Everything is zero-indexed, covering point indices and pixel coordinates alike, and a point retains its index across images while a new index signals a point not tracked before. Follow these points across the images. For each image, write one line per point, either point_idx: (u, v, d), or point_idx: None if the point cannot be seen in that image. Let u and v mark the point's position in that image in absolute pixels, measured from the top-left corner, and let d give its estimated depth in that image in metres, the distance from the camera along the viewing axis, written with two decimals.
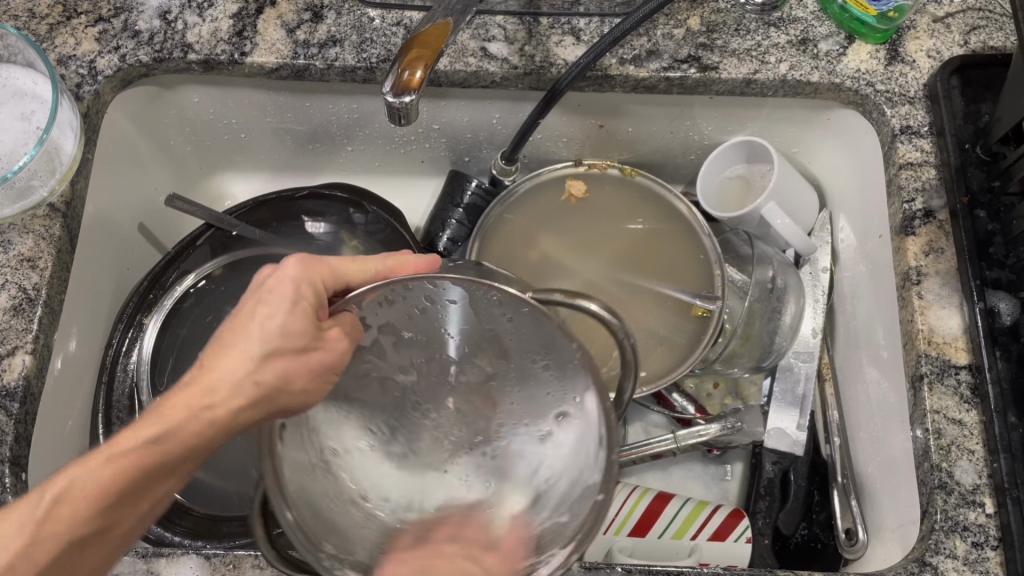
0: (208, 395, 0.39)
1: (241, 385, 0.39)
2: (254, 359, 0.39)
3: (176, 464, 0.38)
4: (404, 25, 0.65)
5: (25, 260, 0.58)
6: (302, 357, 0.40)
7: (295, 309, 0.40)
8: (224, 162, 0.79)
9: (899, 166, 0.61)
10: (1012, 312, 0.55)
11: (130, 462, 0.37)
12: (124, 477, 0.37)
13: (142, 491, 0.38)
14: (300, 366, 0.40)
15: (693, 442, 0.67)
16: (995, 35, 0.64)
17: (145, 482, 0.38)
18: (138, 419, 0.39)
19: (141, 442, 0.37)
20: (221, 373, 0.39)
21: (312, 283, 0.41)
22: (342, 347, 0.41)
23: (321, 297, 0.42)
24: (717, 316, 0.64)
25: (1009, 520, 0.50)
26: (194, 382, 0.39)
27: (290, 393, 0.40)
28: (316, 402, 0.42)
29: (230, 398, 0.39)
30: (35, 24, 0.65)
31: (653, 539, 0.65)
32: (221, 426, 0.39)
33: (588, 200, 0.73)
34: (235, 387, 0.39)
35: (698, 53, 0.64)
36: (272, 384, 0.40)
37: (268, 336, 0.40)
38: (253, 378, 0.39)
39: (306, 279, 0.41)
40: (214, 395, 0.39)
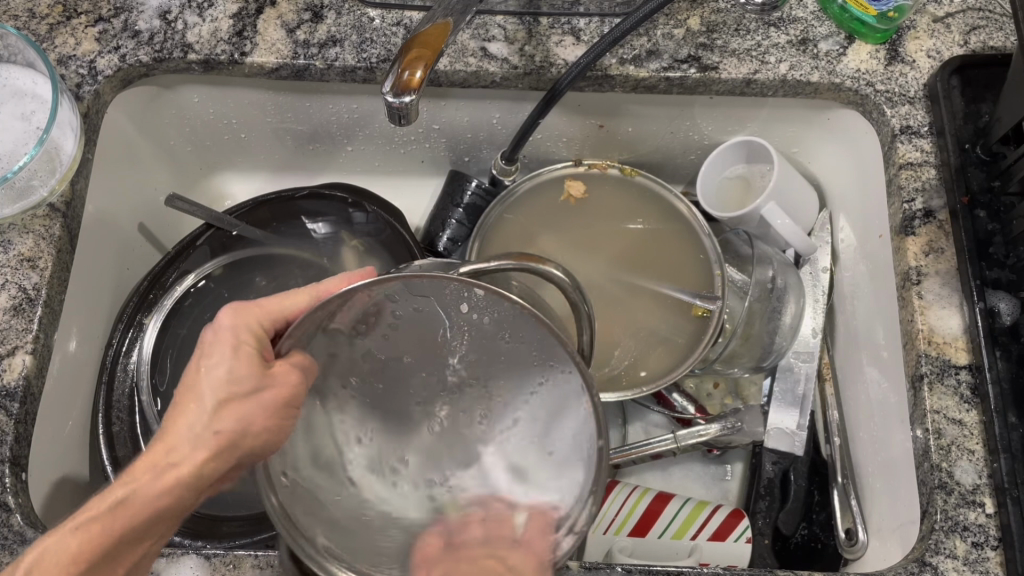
0: (170, 453, 0.41)
1: (201, 439, 0.42)
2: (209, 411, 0.42)
3: (147, 525, 0.40)
4: (404, 25, 0.65)
5: (25, 260, 0.58)
6: (254, 398, 0.42)
7: (237, 355, 0.43)
8: (224, 162, 0.79)
9: (899, 166, 0.61)
10: (1012, 312, 0.55)
11: (97, 529, 0.39)
12: (93, 544, 0.38)
13: (115, 557, 0.40)
14: (254, 407, 0.42)
15: (693, 442, 0.67)
16: (995, 35, 0.64)
17: (116, 547, 0.39)
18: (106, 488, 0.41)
19: (107, 509, 0.39)
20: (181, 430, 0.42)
21: (250, 328, 0.44)
22: (295, 380, 0.43)
23: (262, 339, 0.44)
24: (717, 316, 0.64)
25: (1009, 520, 0.50)
26: (156, 443, 0.42)
27: (250, 435, 0.42)
28: (280, 441, 0.44)
29: (191, 452, 0.41)
30: (35, 24, 0.65)
31: (653, 539, 0.65)
32: (189, 480, 0.41)
33: (588, 200, 0.73)
34: (196, 441, 0.41)
35: (698, 53, 0.64)
36: (232, 430, 0.42)
37: (218, 385, 0.42)
38: (211, 431, 0.42)
39: (243, 324, 0.44)
40: (176, 452, 0.41)
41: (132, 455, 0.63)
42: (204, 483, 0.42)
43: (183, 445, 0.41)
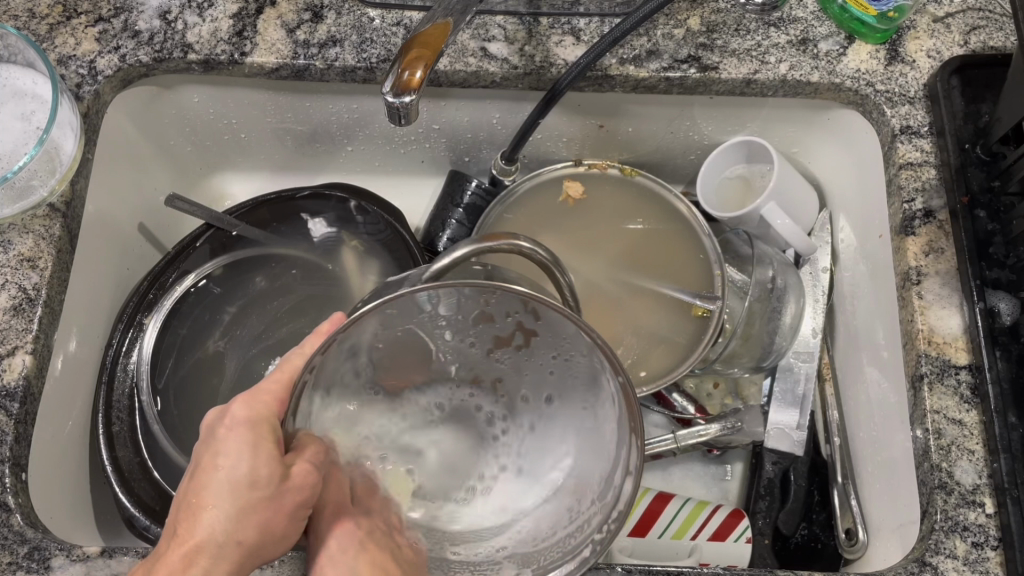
0: (191, 564, 0.39)
1: (226, 544, 0.40)
2: (229, 520, 0.40)
3: None
4: (404, 25, 0.65)
5: (25, 260, 0.58)
6: (273, 501, 0.40)
7: (256, 456, 0.40)
8: (224, 162, 0.79)
9: (899, 166, 0.61)
10: (1012, 312, 0.55)
11: None
12: None
13: None
14: (274, 509, 0.41)
15: (693, 442, 0.67)
16: (995, 35, 0.64)
17: None
18: None
19: None
20: (203, 533, 0.40)
21: (263, 420, 0.41)
22: (314, 478, 0.41)
23: (276, 431, 0.42)
24: (717, 316, 0.64)
25: (1009, 520, 0.50)
26: (173, 554, 0.40)
27: (272, 536, 0.41)
28: (298, 532, 0.43)
29: (214, 561, 0.40)
30: (35, 24, 0.65)
31: (653, 539, 0.65)
32: None
33: (587, 200, 0.73)
34: (218, 550, 0.40)
35: (698, 53, 0.64)
36: (255, 536, 0.40)
37: (236, 490, 0.40)
38: (236, 534, 0.40)
39: (257, 418, 0.41)
40: (196, 564, 0.39)
41: (131, 455, 0.63)
42: None
43: (207, 549, 0.40)
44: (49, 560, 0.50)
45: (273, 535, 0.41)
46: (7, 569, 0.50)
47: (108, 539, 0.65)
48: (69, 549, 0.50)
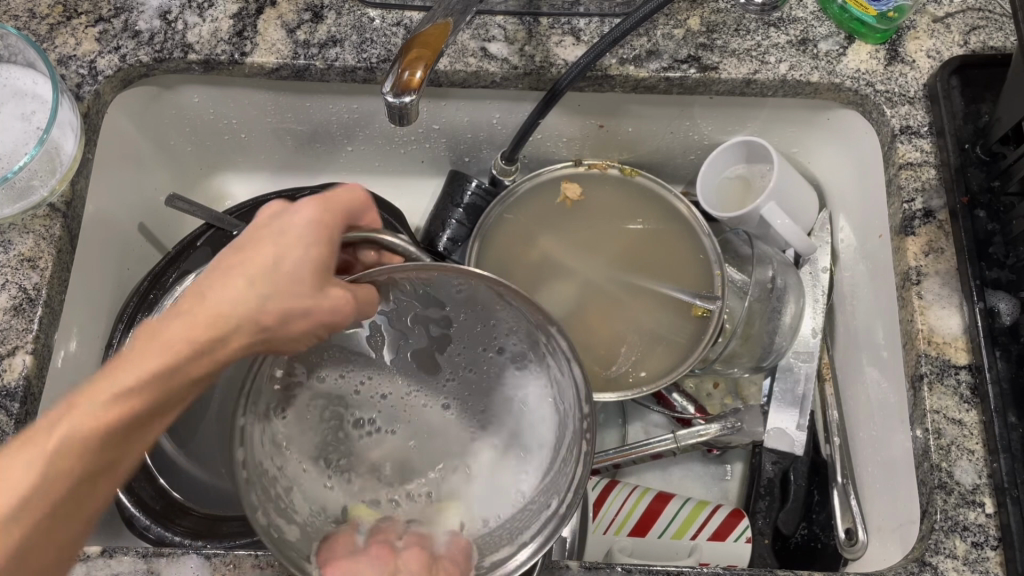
0: (215, 326, 0.39)
1: (244, 304, 0.39)
2: (252, 302, 0.39)
3: (175, 399, 0.39)
4: (404, 25, 0.65)
5: (25, 260, 0.58)
6: (314, 299, 0.41)
7: (279, 271, 0.40)
8: (224, 162, 0.79)
9: (898, 166, 0.61)
10: (1012, 312, 0.55)
11: (129, 406, 0.37)
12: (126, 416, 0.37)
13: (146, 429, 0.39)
14: (309, 300, 0.41)
15: (693, 442, 0.67)
16: (995, 35, 0.64)
17: (141, 423, 0.38)
18: (102, 370, 0.38)
19: (124, 390, 0.37)
20: (219, 299, 0.39)
21: (325, 223, 0.42)
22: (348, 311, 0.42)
23: (325, 244, 0.42)
24: (718, 316, 0.64)
25: (1009, 520, 0.50)
26: (191, 314, 0.39)
27: (292, 337, 0.42)
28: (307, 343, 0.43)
29: (241, 328, 0.39)
30: (35, 24, 0.65)
31: (652, 539, 0.65)
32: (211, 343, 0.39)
33: (587, 201, 0.73)
34: (221, 316, 0.39)
35: (698, 53, 0.64)
36: (278, 307, 0.40)
37: (238, 310, 0.39)
38: (252, 296, 0.40)
39: (318, 219, 0.42)
40: (223, 327, 0.39)
41: None
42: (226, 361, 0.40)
43: (228, 318, 0.39)
44: None
45: (299, 296, 0.40)
46: None
47: None
48: None
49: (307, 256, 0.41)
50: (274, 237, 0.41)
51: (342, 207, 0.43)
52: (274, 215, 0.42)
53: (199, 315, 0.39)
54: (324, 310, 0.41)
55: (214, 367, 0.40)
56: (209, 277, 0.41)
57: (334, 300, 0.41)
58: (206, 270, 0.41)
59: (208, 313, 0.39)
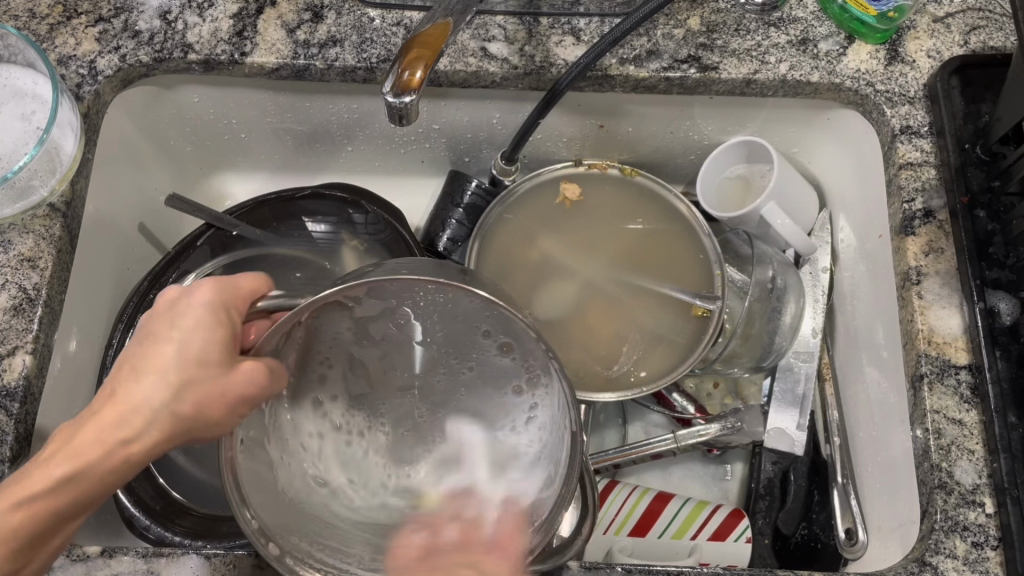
0: (121, 429, 0.40)
1: (159, 409, 0.40)
2: (165, 395, 0.40)
3: (98, 491, 0.41)
4: (404, 25, 0.65)
5: (25, 260, 0.58)
6: (215, 385, 0.40)
7: (187, 365, 0.40)
8: (224, 163, 0.79)
9: (899, 166, 0.61)
10: (1012, 312, 0.55)
11: (40, 503, 0.40)
12: (38, 513, 0.40)
13: (75, 513, 0.42)
14: (212, 391, 0.40)
15: (693, 442, 0.67)
16: (995, 35, 0.64)
17: (66, 512, 0.41)
18: (25, 468, 0.41)
19: (44, 485, 0.40)
20: (136, 396, 0.40)
21: (221, 309, 0.42)
22: (260, 386, 0.41)
23: (224, 329, 0.41)
24: (717, 316, 0.65)
25: (1009, 520, 0.50)
26: (106, 409, 0.41)
27: (209, 424, 0.41)
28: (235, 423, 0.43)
29: (146, 427, 0.40)
30: (35, 24, 0.65)
31: (652, 539, 0.65)
32: (124, 447, 0.41)
33: (586, 201, 0.73)
34: (147, 417, 0.40)
35: (698, 53, 0.64)
36: (193, 405, 0.40)
37: (155, 409, 0.40)
38: (170, 400, 0.40)
39: (214, 305, 0.42)
40: (128, 429, 0.40)
41: None
42: (150, 456, 0.41)
43: (141, 416, 0.40)
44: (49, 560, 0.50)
45: (210, 390, 0.40)
46: None
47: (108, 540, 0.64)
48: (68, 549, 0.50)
49: (205, 349, 0.41)
50: (175, 323, 0.41)
51: (237, 288, 0.43)
52: (170, 304, 0.42)
53: (105, 415, 0.41)
54: (235, 390, 0.40)
55: (124, 469, 0.41)
56: (124, 371, 0.41)
57: (240, 375, 0.41)
58: (126, 356, 0.42)
59: (117, 407, 0.41)
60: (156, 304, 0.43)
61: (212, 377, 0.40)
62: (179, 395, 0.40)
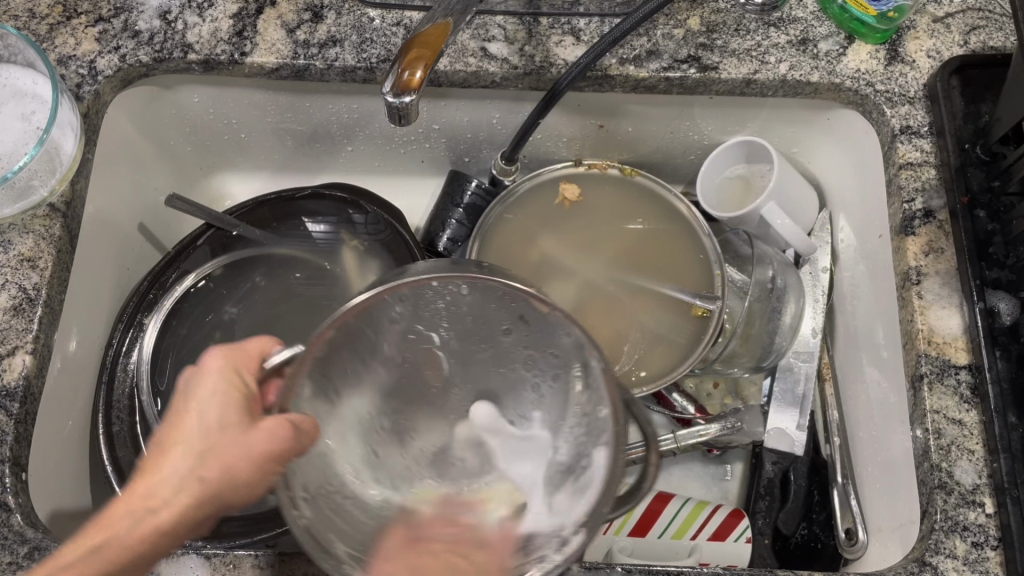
0: (149, 498, 0.37)
1: (187, 475, 0.38)
2: (193, 458, 0.38)
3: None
4: (404, 25, 0.65)
5: (25, 260, 0.58)
6: (245, 441, 0.38)
7: (216, 426, 0.39)
8: (224, 163, 0.79)
9: (899, 166, 0.61)
10: (1012, 312, 0.55)
11: None
12: None
13: None
14: (243, 446, 0.38)
15: (693, 442, 0.66)
16: (995, 35, 0.64)
17: None
18: (55, 555, 0.37)
19: (79, 561, 0.36)
20: (165, 466, 0.38)
21: (239, 373, 0.41)
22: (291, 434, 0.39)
23: (245, 392, 0.41)
24: (718, 316, 0.65)
25: (1009, 520, 0.50)
26: (135, 485, 0.38)
27: (237, 486, 0.38)
28: (268, 489, 0.40)
29: (175, 496, 0.38)
30: (35, 24, 0.65)
31: (652, 539, 0.65)
32: (160, 519, 0.37)
33: (586, 202, 0.73)
34: (178, 486, 0.38)
35: (698, 53, 0.64)
36: (221, 464, 0.38)
37: (182, 475, 0.38)
38: (198, 465, 0.38)
39: (231, 369, 0.41)
40: (157, 497, 0.37)
41: (132, 455, 0.63)
42: (182, 532, 0.38)
43: (170, 485, 0.38)
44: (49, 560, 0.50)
45: (241, 447, 0.38)
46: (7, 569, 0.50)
47: None
48: None
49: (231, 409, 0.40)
50: (197, 392, 0.40)
51: (248, 352, 0.43)
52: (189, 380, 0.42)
53: (134, 489, 0.38)
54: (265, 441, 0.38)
55: (156, 544, 0.37)
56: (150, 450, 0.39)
57: (270, 425, 0.38)
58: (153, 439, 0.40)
59: (146, 480, 0.38)
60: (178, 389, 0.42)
61: (243, 434, 0.39)
62: (206, 457, 0.38)
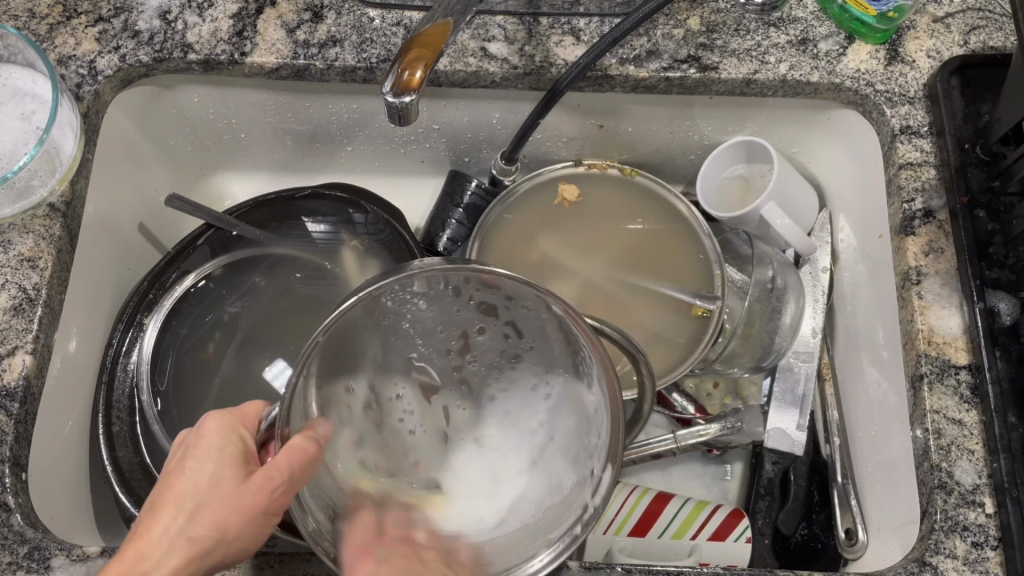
0: (141, 561, 0.38)
1: (178, 537, 0.39)
2: (184, 517, 0.39)
3: None
4: (404, 25, 0.65)
5: (25, 260, 0.58)
6: (236, 496, 0.40)
7: (210, 484, 0.40)
8: (224, 163, 0.79)
9: (899, 166, 0.61)
10: (1012, 312, 0.55)
11: None
12: None
13: None
14: (235, 501, 0.40)
15: (693, 442, 0.67)
16: (995, 35, 0.64)
17: None
18: None
19: None
20: (156, 530, 0.39)
21: (231, 432, 0.43)
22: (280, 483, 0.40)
23: (237, 451, 0.42)
24: (718, 316, 0.65)
25: (1009, 520, 0.50)
26: (125, 550, 0.38)
27: (230, 540, 0.40)
28: (261, 538, 0.41)
29: (165, 558, 0.38)
30: (35, 24, 0.65)
31: (653, 539, 0.65)
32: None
33: (586, 202, 0.73)
34: (168, 547, 0.38)
35: (698, 53, 0.64)
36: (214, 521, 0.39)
37: (173, 536, 0.39)
38: (189, 526, 0.39)
39: (224, 429, 0.43)
40: (148, 560, 0.38)
41: (132, 455, 0.63)
42: None
43: (160, 547, 0.38)
44: (49, 560, 0.50)
45: (235, 503, 0.40)
46: (7, 569, 0.50)
47: (107, 539, 0.64)
48: (69, 549, 0.51)
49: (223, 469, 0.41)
50: (187, 456, 0.42)
51: (245, 415, 0.44)
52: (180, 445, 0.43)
53: (126, 553, 0.38)
54: (259, 497, 0.40)
55: None
56: (141, 516, 0.40)
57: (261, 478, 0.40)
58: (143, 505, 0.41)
59: (136, 545, 0.38)
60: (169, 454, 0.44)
61: (236, 488, 0.40)
62: (196, 517, 0.39)
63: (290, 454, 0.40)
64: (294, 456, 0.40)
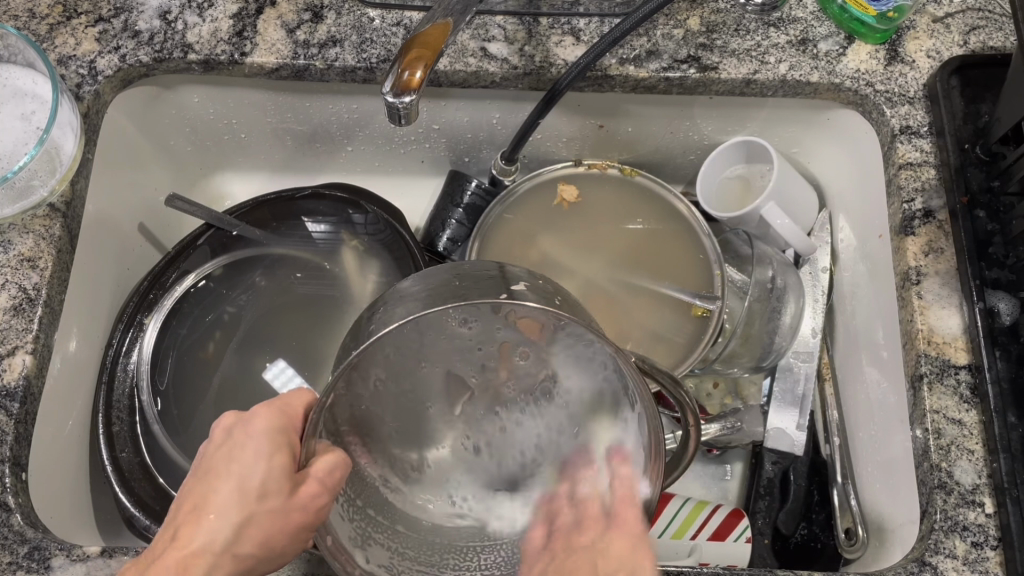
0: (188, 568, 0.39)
1: (224, 549, 0.40)
2: (230, 530, 0.40)
3: None
4: (404, 25, 0.65)
5: (25, 260, 0.58)
6: (280, 512, 0.40)
7: (255, 495, 0.40)
8: (224, 163, 0.79)
9: (899, 166, 0.61)
10: (1011, 312, 0.55)
11: None
12: None
13: None
14: (277, 518, 0.40)
15: (693, 441, 0.66)
16: (995, 35, 0.64)
17: None
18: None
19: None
20: (201, 538, 0.40)
21: (276, 433, 0.42)
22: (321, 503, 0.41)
23: (283, 452, 0.41)
24: (717, 316, 0.65)
25: (1009, 520, 0.50)
26: (171, 553, 0.39)
27: (274, 549, 0.41)
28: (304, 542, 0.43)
29: (212, 566, 0.40)
30: (35, 24, 0.65)
31: (652, 538, 0.65)
32: None
33: (586, 202, 0.73)
34: (215, 557, 0.40)
35: (698, 53, 0.64)
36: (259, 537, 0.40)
37: (219, 547, 0.40)
38: (235, 539, 0.40)
39: (268, 430, 0.41)
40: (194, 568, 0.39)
41: (132, 455, 0.63)
42: None
43: (205, 558, 0.39)
44: (49, 560, 0.50)
45: (279, 519, 0.40)
46: (7, 569, 0.50)
47: (107, 539, 0.64)
48: (69, 549, 0.51)
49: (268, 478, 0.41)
50: (233, 457, 0.41)
51: (288, 409, 0.43)
52: (226, 433, 0.43)
53: (170, 560, 0.39)
54: (305, 515, 0.40)
55: None
56: (186, 515, 0.41)
57: (303, 498, 0.40)
58: (188, 499, 0.41)
59: (181, 551, 0.39)
60: (213, 437, 0.43)
61: (280, 501, 0.40)
62: (242, 532, 0.40)
63: (323, 476, 0.41)
64: (325, 477, 0.41)
